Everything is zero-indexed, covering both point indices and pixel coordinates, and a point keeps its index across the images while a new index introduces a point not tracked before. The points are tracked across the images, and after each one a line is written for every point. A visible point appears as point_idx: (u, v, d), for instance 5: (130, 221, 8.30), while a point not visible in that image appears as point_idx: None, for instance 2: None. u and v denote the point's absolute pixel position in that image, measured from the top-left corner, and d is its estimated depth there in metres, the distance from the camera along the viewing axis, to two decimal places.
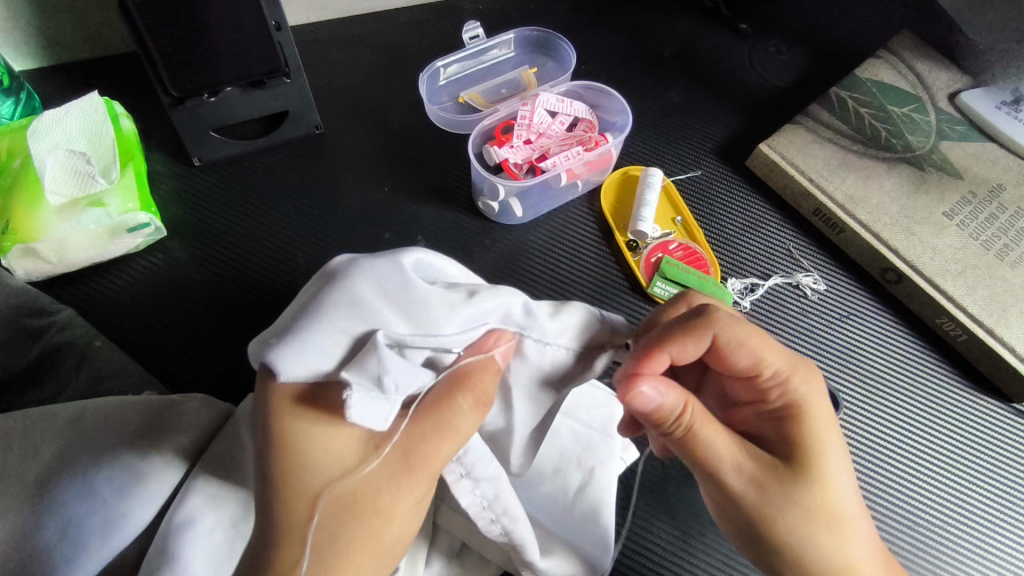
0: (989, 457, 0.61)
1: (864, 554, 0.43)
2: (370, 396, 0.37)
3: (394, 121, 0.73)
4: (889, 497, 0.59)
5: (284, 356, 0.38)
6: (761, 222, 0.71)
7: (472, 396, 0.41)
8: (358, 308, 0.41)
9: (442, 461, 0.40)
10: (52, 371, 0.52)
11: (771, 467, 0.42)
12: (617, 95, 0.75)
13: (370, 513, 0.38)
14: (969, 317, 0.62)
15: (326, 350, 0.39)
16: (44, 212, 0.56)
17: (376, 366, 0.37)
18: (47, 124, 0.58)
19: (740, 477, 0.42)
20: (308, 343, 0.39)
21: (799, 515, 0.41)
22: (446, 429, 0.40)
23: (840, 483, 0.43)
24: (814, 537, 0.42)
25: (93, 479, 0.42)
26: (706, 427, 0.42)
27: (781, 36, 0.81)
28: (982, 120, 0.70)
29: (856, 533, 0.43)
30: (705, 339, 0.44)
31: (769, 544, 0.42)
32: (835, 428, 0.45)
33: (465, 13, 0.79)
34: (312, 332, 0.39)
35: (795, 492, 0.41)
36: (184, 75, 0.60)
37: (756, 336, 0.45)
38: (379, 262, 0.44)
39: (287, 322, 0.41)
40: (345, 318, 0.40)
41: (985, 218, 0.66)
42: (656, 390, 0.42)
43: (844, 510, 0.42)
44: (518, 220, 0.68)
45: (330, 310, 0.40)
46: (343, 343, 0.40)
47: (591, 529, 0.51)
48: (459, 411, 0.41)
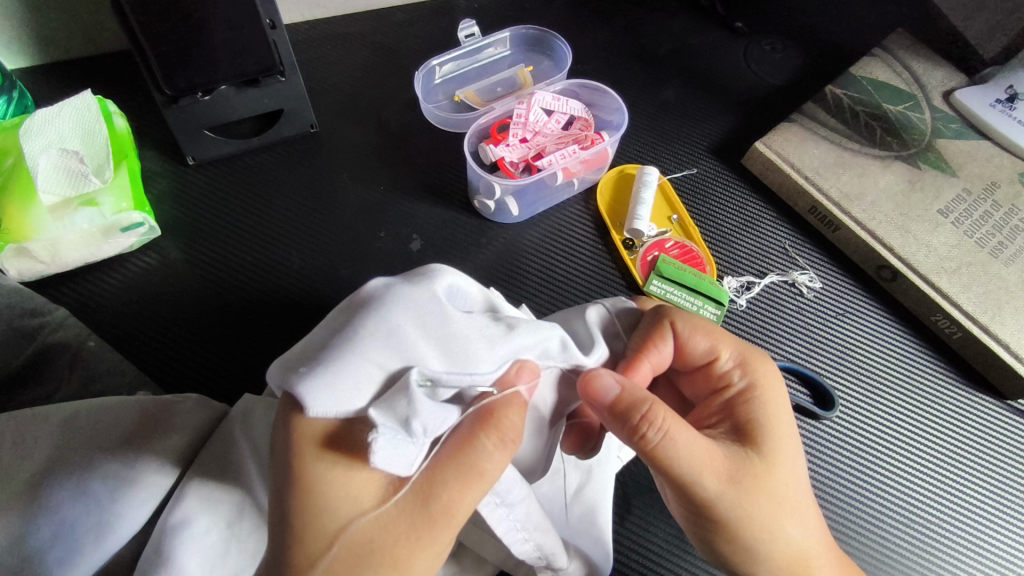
0: (984, 453, 0.62)
1: (817, 538, 0.44)
2: (396, 440, 0.36)
3: (390, 119, 0.72)
4: (884, 497, 0.59)
5: (313, 389, 0.37)
6: (758, 220, 0.71)
7: (496, 435, 0.39)
8: (394, 342, 0.40)
9: (466, 508, 0.37)
10: (46, 372, 0.51)
11: (738, 460, 0.43)
12: (613, 94, 0.74)
13: (390, 563, 0.35)
14: (964, 313, 0.63)
15: (358, 386, 0.38)
16: (36, 212, 0.56)
17: (405, 409, 0.37)
18: (40, 122, 0.58)
19: (712, 472, 0.42)
20: (340, 376, 0.38)
21: (766, 505, 0.42)
22: (473, 472, 0.37)
23: (795, 469, 0.44)
24: (776, 526, 0.43)
25: (86, 480, 0.42)
26: (677, 423, 0.41)
27: (776, 35, 0.81)
28: (976, 117, 0.71)
29: (809, 520, 0.44)
30: (666, 333, 0.48)
31: (734, 536, 0.42)
32: (786, 416, 0.46)
33: (461, 12, 0.79)
34: (345, 365, 0.38)
35: (758, 479, 0.42)
36: (178, 73, 0.59)
37: (710, 328, 0.48)
38: (414, 290, 0.44)
39: (313, 349, 0.41)
40: (380, 352, 0.40)
41: (980, 215, 0.67)
42: (616, 381, 0.43)
43: (800, 497, 0.44)
44: (513, 219, 0.68)
45: (365, 342, 0.40)
46: (377, 378, 0.39)
47: (589, 529, 0.52)
48: (483, 452, 0.38)
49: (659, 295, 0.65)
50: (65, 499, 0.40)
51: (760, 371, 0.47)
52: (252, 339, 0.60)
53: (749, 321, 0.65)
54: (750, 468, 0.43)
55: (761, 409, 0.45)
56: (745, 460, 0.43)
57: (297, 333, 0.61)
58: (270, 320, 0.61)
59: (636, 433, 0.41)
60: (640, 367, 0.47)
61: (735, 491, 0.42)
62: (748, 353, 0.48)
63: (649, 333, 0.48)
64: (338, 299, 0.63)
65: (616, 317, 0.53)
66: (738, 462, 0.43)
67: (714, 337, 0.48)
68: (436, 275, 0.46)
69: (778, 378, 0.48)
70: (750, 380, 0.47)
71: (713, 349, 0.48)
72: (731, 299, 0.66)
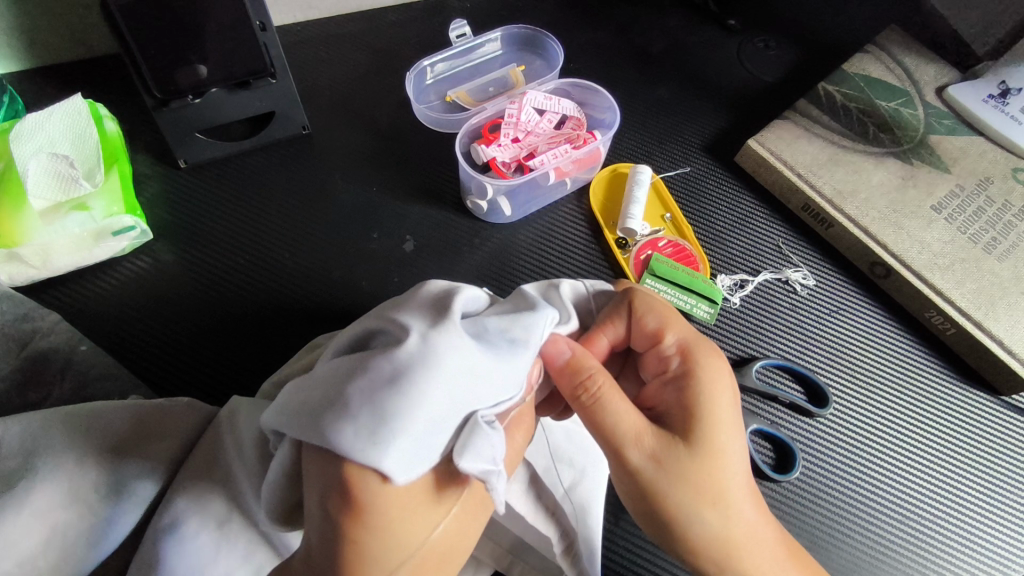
0: (976, 448, 0.62)
1: (751, 537, 0.42)
2: (498, 478, 0.36)
3: (382, 120, 0.72)
4: (874, 492, 0.59)
5: (390, 463, 0.33)
6: (751, 218, 0.71)
7: (522, 428, 0.42)
8: (446, 386, 0.36)
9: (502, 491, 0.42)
10: (37, 376, 0.50)
11: (669, 442, 0.42)
12: (605, 93, 0.74)
13: (452, 550, 0.38)
14: (957, 310, 0.62)
15: (429, 441, 0.35)
16: (26, 217, 0.55)
17: (491, 450, 0.36)
18: (30, 127, 0.58)
19: (637, 447, 0.42)
20: (409, 439, 0.34)
21: (682, 489, 0.41)
22: (510, 467, 0.42)
23: (731, 460, 0.42)
24: (694, 512, 0.41)
25: (78, 485, 0.41)
26: (614, 394, 0.43)
27: (769, 32, 0.81)
28: (968, 113, 0.71)
29: (741, 515, 0.42)
30: (621, 313, 0.48)
31: (652, 513, 0.42)
32: (734, 408, 0.44)
33: (452, 12, 0.79)
34: (402, 422, 0.34)
35: (686, 463, 0.41)
36: (167, 73, 0.59)
37: (668, 310, 0.48)
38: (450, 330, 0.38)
39: (341, 407, 0.34)
40: (435, 399, 0.35)
41: (973, 211, 0.67)
42: (568, 347, 0.44)
43: (728, 488, 0.42)
44: (507, 219, 0.68)
45: (415, 393, 0.35)
46: (445, 430, 0.35)
47: (580, 529, 0.51)
48: (511, 442, 0.42)
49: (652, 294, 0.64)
50: (57, 505, 0.40)
51: (701, 361, 0.45)
52: (244, 342, 0.60)
53: (743, 319, 0.65)
54: (678, 451, 0.42)
55: (696, 397, 0.43)
56: (669, 442, 0.42)
57: (290, 335, 0.61)
58: (265, 322, 0.61)
59: (575, 396, 0.43)
60: (598, 339, 0.48)
61: (659, 470, 0.41)
62: (694, 342, 0.46)
63: (607, 311, 0.48)
64: (332, 301, 0.63)
65: (592, 298, 0.51)
66: (664, 443, 0.42)
67: (665, 319, 0.47)
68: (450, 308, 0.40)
69: (724, 370, 0.45)
70: (688, 368, 0.45)
71: (660, 331, 0.47)
72: (725, 297, 0.66)
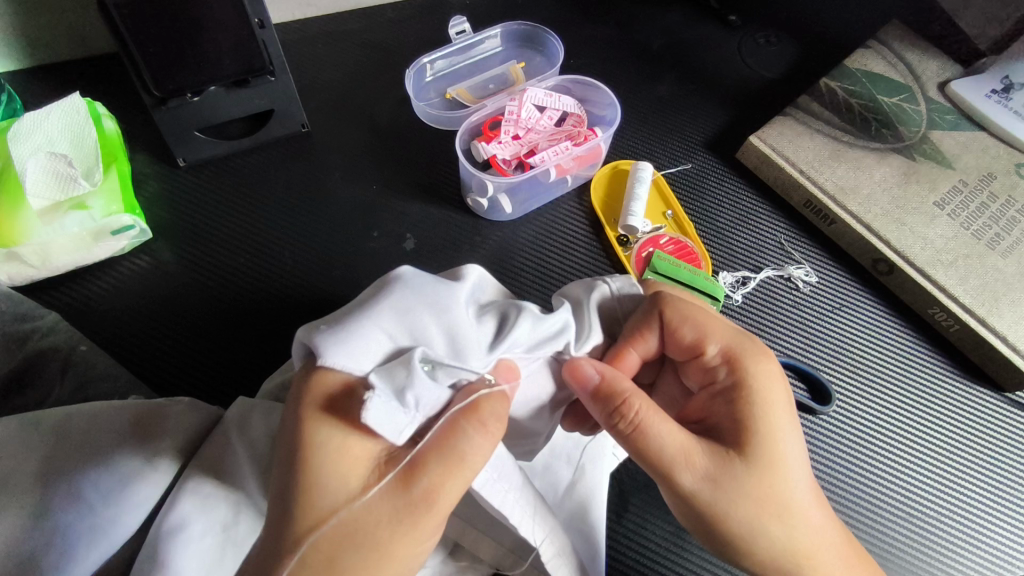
0: (982, 446, 0.61)
1: (815, 543, 0.42)
2: (389, 405, 0.37)
3: (382, 118, 0.72)
4: (883, 492, 0.59)
5: (330, 346, 0.39)
6: (753, 215, 0.70)
7: (477, 420, 0.38)
8: (407, 319, 0.42)
9: (450, 495, 0.37)
10: (36, 377, 0.50)
11: (722, 459, 0.41)
12: (606, 89, 0.73)
13: (373, 547, 0.35)
14: (960, 307, 0.62)
15: (369, 350, 0.40)
16: (25, 216, 0.55)
17: (403, 378, 0.38)
18: (28, 126, 0.57)
19: (690, 470, 0.41)
20: (354, 339, 0.40)
21: (746, 506, 0.40)
22: (453, 459, 0.37)
23: (790, 467, 0.42)
24: (759, 525, 0.41)
25: (79, 485, 0.41)
26: (654, 415, 0.42)
27: (770, 28, 0.81)
28: (971, 109, 0.70)
29: (804, 521, 0.42)
30: (653, 324, 0.47)
31: (715, 533, 0.42)
32: (786, 411, 0.44)
33: (452, 9, 0.79)
34: (360, 331, 0.40)
35: (743, 479, 0.41)
36: (166, 71, 0.59)
37: (700, 313, 0.47)
38: (441, 285, 0.45)
39: (337, 317, 0.43)
40: (393, 324, 0.42)
41: (976, 207, 0.66)
42: (597, 370, 0.44)
43: (791, 498, 0.42)
44: (507, 216, 0.68)
45: (381, 313, 0.42)
46: (385, 348, 0.41)
47: (582, 528, 0.51)
48: (465, 438, 0.38)
49: None
50: (57, 506, 0.40)
51: (747, 369, 0.45)
52: (243, 341, 0.60)
53: (746, 317, 0.65)
54: (733, 468, 0.41)
55: (748, 408, 0.43)
56: (723, 460, 0.41)
57: (289, 334, 0.61)
58: (265, 321, 0.61)
59: (613, 421, 0.42)
60: (627, 356, 0.47)
61: (717, 490, 0.41)
62: (735, 347, 0.46)
63: (636, 322, 0.48)
64: (334, 299, 0.63)
65: (618, 303, 0.51)
66: (715, 459, 0.41)
67: (703, 328, 0.47)
68: (466, 278, 0.48)
69: (773, 372, 0.45)
70: (736, 378, 0.45)
71: (700, 341, 0.46)
72: (727, 295, 0.66)
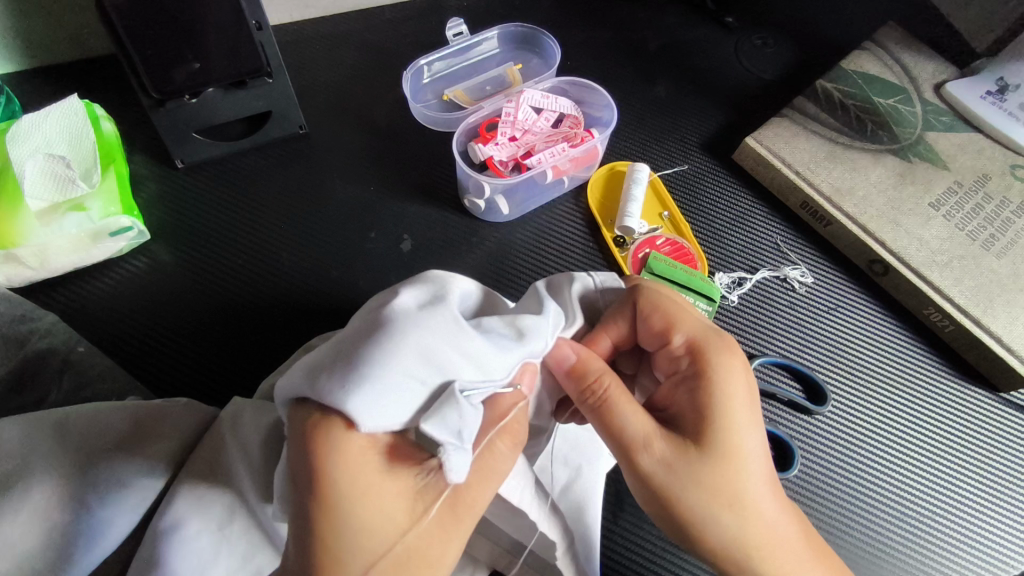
0: (974, 445, 0.62)
1: (768, 535, 0.42)
2: (459, 449, 0.37)
3: (379, 119, 0.72)
4: (872, 490, 0.59)
5: (362, 408, 0.35)
6: (749, 216, 0.70)
7: (510, 438, 0.41)
8: (427, 354, 0.39)
9: (486, 503, 0.40)
10: (34, 377, 0.51)
11: (678, 445, 0.42)
12: (602, 91, 0.74)
13: (428, 567, 0.37)
14: (955, 307, 0.62)
15: (402, 397, 0.37)
16: (23, 218, 0.55)
17: (458, 419, 0.37)
18: (26, 128, 0.58)
19: (645, 452, 0.42)
20: (381, 391, 0.36)
21: (697, 492, 0.41)
22: (490, 470, 0.40)
23: (746, 459, 0.42)
24: (709, 512, 0.41)
25: (77, 485, 0.41)
26: (620, 398, 0.43)
27: (767, 30, 0.81)
28: (966, 110, 0.71)
29: (756, 514, 0.42)
30: (626, 312, 0.48)
31: (668, 516, 0.42)
32: (748, 404, 0.44)
33: (450, 11, 0.79)
34: (383, 380, 0.37)
35: (697, 466, 0.41)
36: (163, 73, 0.59)
37: (671, 304, 0.47)
38: (441, 311, 0.41)
39: (335, 364, 0.38)
40: (414, 365, 0.39)
41: (971, 208, 0.66)
42: (574, 351, 0.45)
43: (743, 489, 0.42)
44: (504, 218, 0.68)
45: (398, 355, 0.38)
46: (418, 391, 0.38)
47: (579, 526, 0.51)
48: (499, 454, 0.41)
49: None
50: (55, 507, 0.40)
51: (711, 360, 0.44)
52: (241, 341, 0.60)
53: (741, 317, 0.65)
54: (688, 454, 0.42)
55: (707, 397, 0.43)
56: (679, 446, 0.42)
57: (287, 334, 0.61)
58: (264, 322, 0.61)
59: (583, 399, 0.44)
60: (601, 340, 0.49)
61: (670, 474, 0.41)
62: (703, 339, 0.45)
63: (611, 310, 0.49)
64: (332, 300, 0.63)
65: (601, 295, 0.51)
66: (670, 443, 0.42)
67: (671, 318, 0.47)
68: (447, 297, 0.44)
69: (737, 367, 0.45)
70: (697, 367, 0.44)
71: (666, 330, 0.46)
72: (724, 296, 0.66)
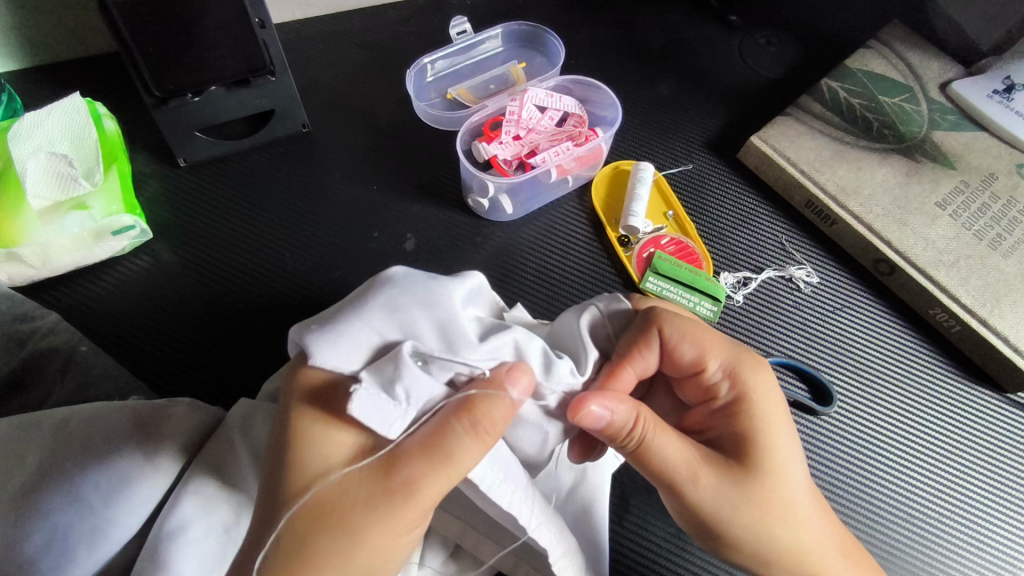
0: (982, 446, 0.61)
1: (817, 540, 0.44)
2: (377, 397, 0.37)
3: (382, 118, 0.72)
4: (882, 491, 0.59)
5: (318, 340, 0.39)
6: (754, 215, 0.70)
7: (469, 422, 0.37)
8: (397, 313, 0.42)
9: (430, 490, 0.36)
10: (35, 378, 0.50)
11: (724, 468, 0.43)
12: (606, 89, 0.73)
13: (345, 531, 0.35)
14: (962, 308, 0.62)
15: (357, 346, 0.40)
16: (24, 216, 0.55)
17: (392, 372, 0.38)
18: (29, 126, 0.57)
19: (695, 483, 0.42)
20: (343, 334, 0.40)
21: (751, 513, 0.42)
22: (439, 455, 0.36)
23: (792, 472, 0.44)
24: (762, 530, 0.42)
25: (80, 485, 0.41)
26: (659, 432, 0.42)
27: (771, 28, 0.81)
28: (972, 109, 0.70)
29: (803, 521, 0.44)
30: (652, 343, 0.46)
31: (723, 538, 0.43)
32: (784, 418, 0.45)
33: (453, 9, 0.79)
34: (348, 328, 0.40)
35: (750, 486, 0.42)
36: (166, 70, 0.58)
37: (698, 330, 0.47)
38: (434, 279, 0.45)
39: (329, 314, 0.43)
40: (381, 320, 0.41)
41: (978, 208, 0.66)
42: (606, 408, 0.41)
43: (793, 504, 0.43)
44: (508, 217, 0.68)
45: (371, 309, 0.42)
46: (372, 343, 0.40)
47: (587, 529, 0.51)
48: (454, 439, 0.36)
49: (655, 292, 0.64)
50: (57, 506, 0.40)
51: (748, 382, 0.46)
52: (243, 341, 0.60)
53: (746, 317, 0.65)
54: (738, 477, 0.42)
55: (751, 422, 0.44)
56: (726, 470, 0.42)
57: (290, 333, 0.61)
58: (266, 322, 0.61)
59: (620, 444, 0.42)
60: (623, 373, 0.45)
61: (725, 500, 0.42)
62: (736, 362, 0.46)
63: (633, 340, 0.47)
64: (334, 300, 0.62)
65: (608, 322, 0.49)
66: (720, 473, 0.42)
67: (703, 345, 0.47)
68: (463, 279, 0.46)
69: (769, 383, 0.46)
70: (737, 393, 0.45)
71: (700, 358, 0.47)
72: (729, 295, 0.66)
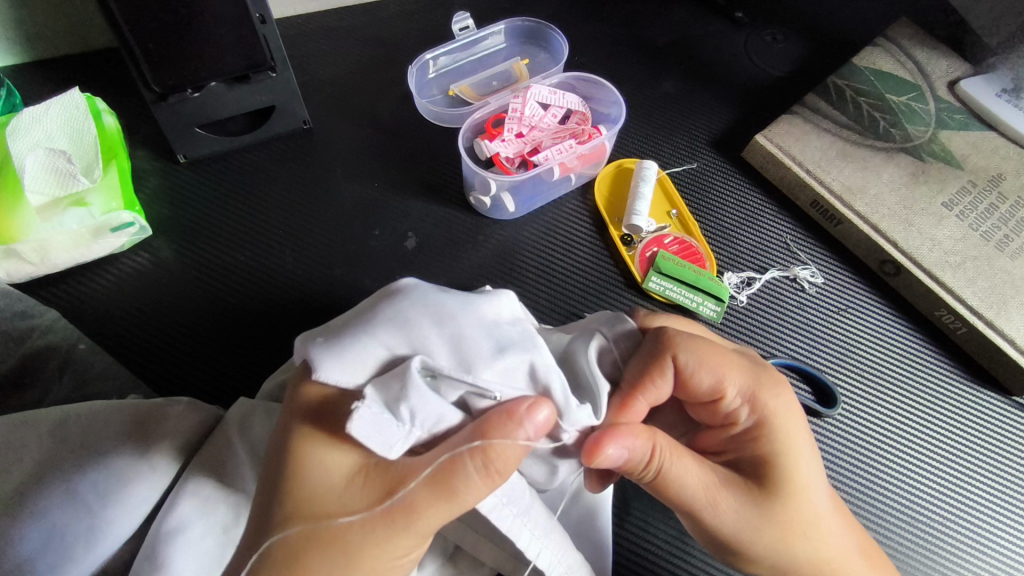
0: (987, 450, 0.61)
1: (838, 552, 0.44)
2: (380, 416, 0.37)
3: (384, 114, 0.71)
4: (886, 494, 0.58)
5: (323, 356, 0.39)
6: (758, 215, 0.69)
7: (482, 456, 0.36)
8: (406, 328, 0.41)
9: (433, 521, 0.36)
10: (34, 375, 0.50)
11: (746, 491, 0.43)
12: (610, 86, 0.73)
13: (342, 553, 0.35)
14: (969, 309, 0.62)
15: (362, 362, 0.39)
16: (23, 213, 0.54)
17: (398, 391, 0.37)
18: (27, 122, 0.57)
19: (714, 511, 0.42)
20: (348, 349, 0.39)
21: (773, 537, 0.42)
22: (445, 489, 0.36)
23: (813, 492, 0.44)
24: (785, 550, 0.43)
25: (78, 485, 0.41)
26: (678, 465, 0.41)
27: (778, 26, 0.80)
28: (980, 107, 0.69)
29: (826, 532, 0.44)
30: (667, 371, 0.44)
31: (745, 558, 0.43)
32: (803, 437, 0.45)
33: (455, 4, 0.78)
34: (357, 344, 0.40)
35: (771, 511, 0.42)
36: (165, 65, 0.58)
37: (715, 355, 0.45)
38: (446, 294, 0.44)
39: (336, 326, 0.42)
40: (390, 334, 0.40)
41: (985, 208, 0.65)
42: (623, 448, 0.40)
43: (816, 521, 0.43)
44: (510, 215, 0.67)
45: (378, 323, 0.41)
46: (380, 358, 0.40)
47: (591, 532, 0.51)
48: (464, 475, 0.36)
49: (658, 292, 0.63)
50: (55, 506, 0.40)
51: (768, 406, 0.45)
52: (242, 340, 0.59)
53: (750, 318, 0.64)
54: (760, 503, 0.42)
55: (772, 447, 0.44)
56: (747, 497, 0.42)
57: (289, 331, 0.60)
58: (266, 320, 0.60)
59: (639, 476, 0.42)
60: (636, 404, 0.44)
61: (746, 527, 0.42)
62: (755, 387, 0.45)
63: (646, 367, 0.45)
64: (333, 298, 0.62)
65: (615, 345, 0.48)
66: (741, 500, 0.42)
67: (719, 371, 0.45)
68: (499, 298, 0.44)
69: (790, 403, 0.46)
70: (758, 418, 0.45)
71: (718, 386, 0.45)
72: (732, 295, 0.65)
